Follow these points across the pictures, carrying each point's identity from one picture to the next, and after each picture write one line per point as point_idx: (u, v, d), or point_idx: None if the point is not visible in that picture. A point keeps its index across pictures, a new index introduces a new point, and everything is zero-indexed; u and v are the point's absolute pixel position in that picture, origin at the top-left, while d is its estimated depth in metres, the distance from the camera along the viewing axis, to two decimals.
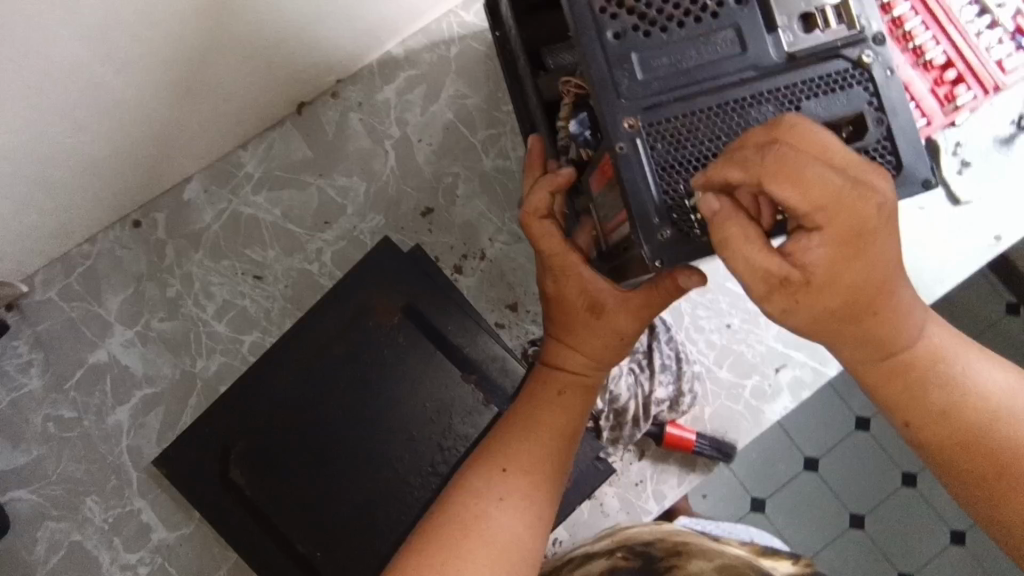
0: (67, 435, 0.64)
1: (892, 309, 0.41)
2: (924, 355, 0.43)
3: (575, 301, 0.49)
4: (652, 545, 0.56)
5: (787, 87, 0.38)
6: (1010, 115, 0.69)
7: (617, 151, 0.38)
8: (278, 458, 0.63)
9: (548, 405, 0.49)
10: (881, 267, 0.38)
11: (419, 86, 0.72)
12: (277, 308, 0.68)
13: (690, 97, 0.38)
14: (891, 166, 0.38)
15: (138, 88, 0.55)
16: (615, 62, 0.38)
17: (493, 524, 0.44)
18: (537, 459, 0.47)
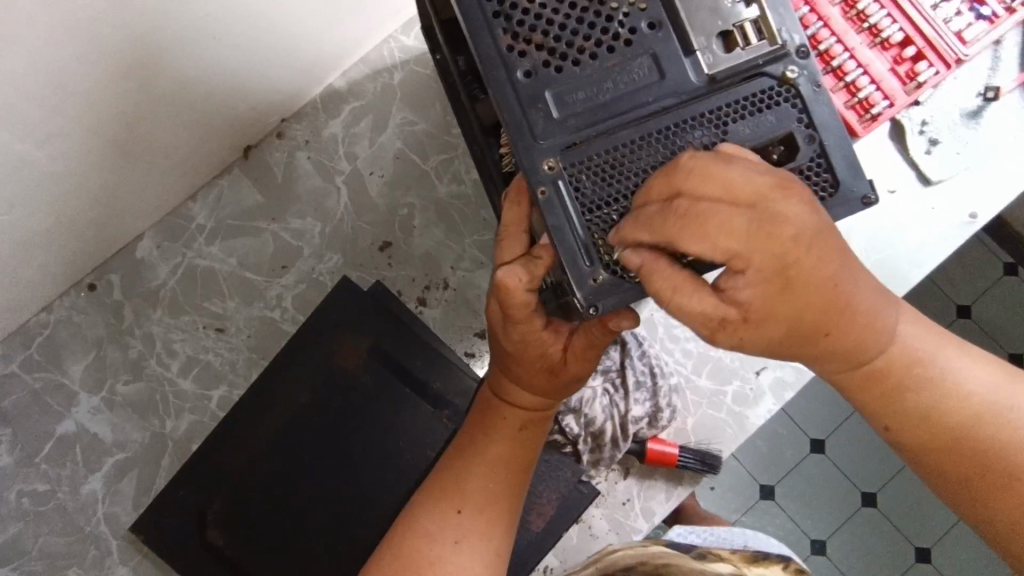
0: (42, 509, 0.64)
1: (854, 317, 0.37)
2: (900, 358, 0.39)
3: (535, 358, 0.44)
4: (632, 570, 0.52)
5: (712, 111, 0.37)
6: (975, 87, 0.66)
7: (539, 195, 0.36)
8: (254, 516, 0.61)
9: (505, 445, 0.45)
10: (820, 283, 0.36)
11: (366, 117, 0.70)
12: (243, 359, 0.67)
13: (611, 131, 0.37)
14: (827, 182, 0.37)
15: (68, 159, 0.54)
16: (528, 101, 0.36)
17: (449, 569, 0.42)
18: (492, 497, 0.44)
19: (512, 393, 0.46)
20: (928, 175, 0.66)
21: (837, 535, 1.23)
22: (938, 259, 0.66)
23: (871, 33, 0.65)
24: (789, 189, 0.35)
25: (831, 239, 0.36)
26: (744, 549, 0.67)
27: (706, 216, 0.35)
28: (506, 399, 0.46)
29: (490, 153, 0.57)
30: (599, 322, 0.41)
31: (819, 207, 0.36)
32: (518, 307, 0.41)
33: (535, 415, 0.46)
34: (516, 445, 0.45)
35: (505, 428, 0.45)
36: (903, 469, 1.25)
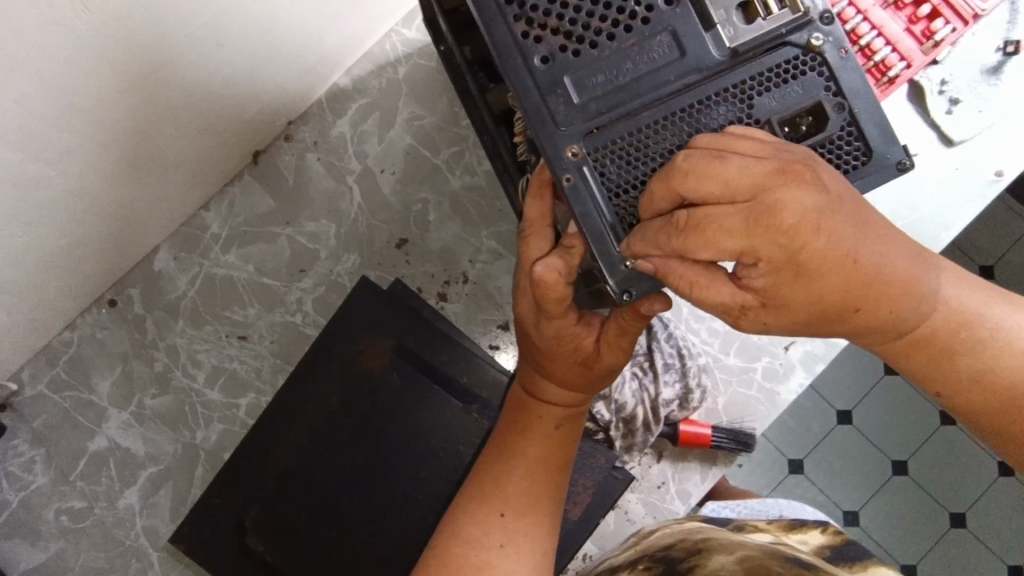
0: (82, 526, 0.64)
1: (897, 291, 0.34)
2: (942, 321, 0.37)
3: (569, 351, 0.43)
4: (671, 548, 0.52)
5: (736, 86, 0.36)
6: (994, 43, 0.65)
7: (564, 183, 0.36)
8: (290, 520, 0.61)
9: (545, 443, 0.44)
10: (850, 266, 0.33)
11: (372, 115, 0.70)
12: (268, 365, 0.67)
13: (634, 113, 0.36)
14: (859, 152, 0.36)
15: (81, 177, 0.53)
16: (547, 88, 0.35)
17: (496, 574, 0.39)
18: (534, 498, 0.42)
19: (545, 389, 0.45)
20: (951, 136, 0.65)
21: (869, 504, 1.22)
22: (965, 222, 0.65)
23: None
24: (793, 173, 0.32)
25: (856, 212, 0.34)
26: (780, 518, 0.67)
27: (706, 218, 0.33)
28: (538, 398, 0.45)
29: (503, 144, 0.56)
30: (631, 309, 0.39)
31: (828, 184, 0.33)
32: (553, 303, 0.40)
33: (570, 411, 0.44)
34: (552, 444, 0.44)
35: (540, 427, 0.44)
36: (933, 434, 1.24)
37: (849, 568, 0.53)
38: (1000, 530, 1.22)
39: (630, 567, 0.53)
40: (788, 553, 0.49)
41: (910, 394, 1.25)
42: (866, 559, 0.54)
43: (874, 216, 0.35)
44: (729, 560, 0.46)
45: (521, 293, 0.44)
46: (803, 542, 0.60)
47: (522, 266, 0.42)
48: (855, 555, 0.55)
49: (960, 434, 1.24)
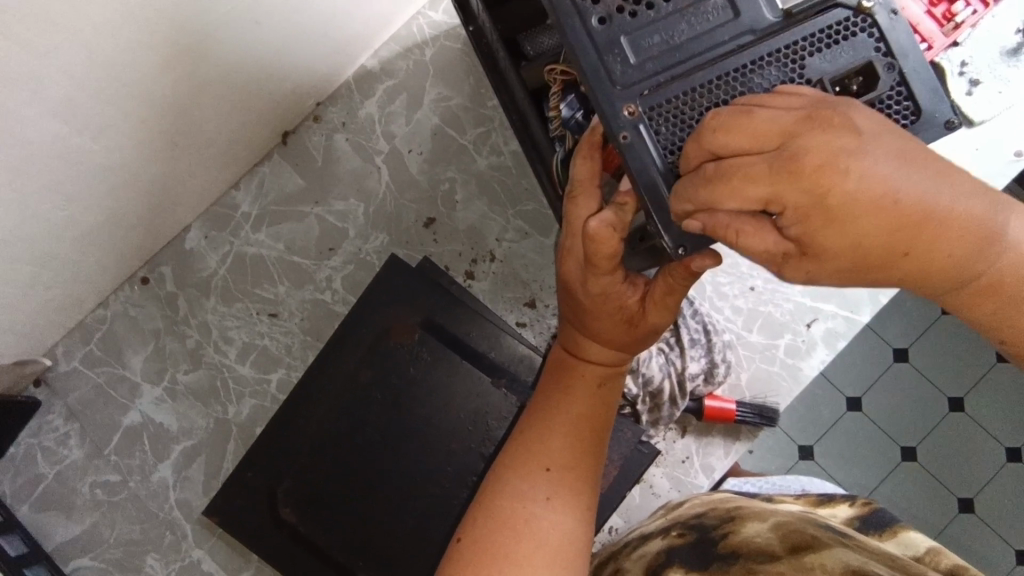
0: (116, 498, 0.65)
1: (949, 231, 0.34)
2: (1010, 265, 0.35)
3: (613, 310, 0.44)
4: (704, 516, 0.54)
5: (787, 47, 0.37)
6: (1015, 23, 0.66)
7: (621, 140, 0.37)
8: (323, 493, 0.62)
9: (587, 399, 0.45)
10: (890, 207, 0.33)
11: (400, 95, 0.71)
12: (298, 342, 0.68)
13: (688, 74, 0.37)
14: (909, 110, 0.37)
15: (122, 150, 0.54)
16: (604, 48, 0.37)
17: (545, 525, 0.40)
18: (578, 452, 0.43)
19: (586, 348, 0.46)
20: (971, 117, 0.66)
21: (879, 489, 1.24)
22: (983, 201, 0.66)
23: None
24: (820, 118, 0.33)
25: (901, 154, 0.33)
26: (804, 494, 0.69)
27: (734, 168, 0.34)
28: (579, 356, 0.47)
29: (536, 118, 0.58)
30: (680, 265, 0.40)
31: (858, 126, 0.33)
32: (603, 259, 0.41)
33: (611, 369, 0.46)
34: (594, 400, 0.45)
35: (583, 384, 0.45)
36: (943, 421, 1.26)
37: (880, 536, 0.56)
38: (1009, 515, 1.24)
39: (663, 533, 0.55)
40: (818, 521, 0.51)
41: (918, 381, 1.26)
42: (896, 526, 0.57)
43: (925, 153, 0.34)
44: (763, 528, 0.48)
45: (565, 253, 0.45)
46: (831, 514, 0.63)
47: (570, 226, 0.43)
48: (883, 522, 0.59)
49: (967, 420, 1.26)
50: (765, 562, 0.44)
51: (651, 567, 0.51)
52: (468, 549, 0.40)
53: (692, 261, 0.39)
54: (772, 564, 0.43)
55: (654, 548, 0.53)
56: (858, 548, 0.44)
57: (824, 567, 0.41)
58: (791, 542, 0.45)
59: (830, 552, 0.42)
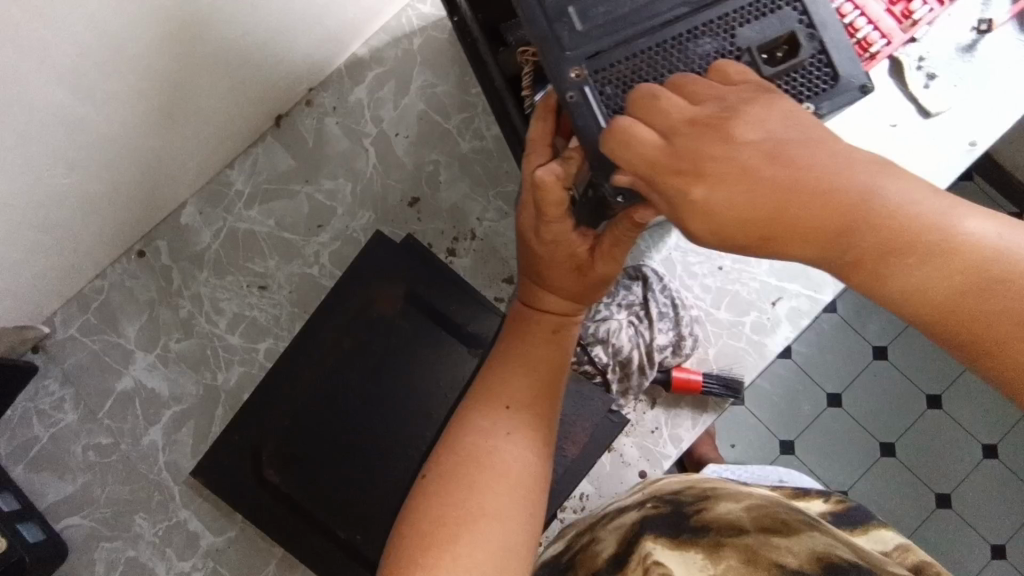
0: (108, 460, 0.68)
1: (807, 213, 0.34)
2: (888, 244, 0.33)
3: (564, 259, 0.49)
4: (680, 493, 0.56)
5: (719, 18, 0.41)
6: (968, 23, 0.71)
7: (567, 99, 0.40)
8: (305, 453, 0.66)
9: (542, 344, 0.50)
10: (744, 202, 0.35)
11: (388, 82, 0.74)
12: (286, 313, 0.71)
13: (629, 40, 0.40)
14: (829, 77, 0.41)
15: (124, 122, 0.58)
16: (554, 17, 0.40)
17: (505, 455, 0.45)
18: (534, 391, 0.48)
19: (543, 299, 0.51)
20: (929, 109, 0.70)
21: (858, 484, 1.27)
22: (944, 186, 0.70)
23: None
24: (709, 117, 0.36)
25: (763, 157, 0.34)
26: (781, 484, 0.72)
27: (632, 144, 0.37)
28: (537, 307, 0.52)
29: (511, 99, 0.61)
30: (625, 217, 0.44)
31: (736, 131, 0.35)
32: (553, 206, 0.45)
33: (565, 318, 0.51)
34: (549, 345, 0.50)
35: (539, 331, 0.50)
36: (921, 417, 1.29)
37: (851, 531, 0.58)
38: (986, 510, 1.26)
39: (638, 506, 0.57)
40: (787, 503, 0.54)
41: (897, 377, 1.30)
42: (869, 525, 0.59)
43: (794, 151, 0.34)
44: (736, 506, 0.52)
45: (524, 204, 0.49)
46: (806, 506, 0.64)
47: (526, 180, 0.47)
48: (855, 519, 0.60)
49: (945, 417, 1.29)
50: (735, 536, 0.49)
51: (626, 537, 0.53)
52: (434, 479, 0.44)
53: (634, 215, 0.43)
54: (740, 537, 0.48)
55: (628, 519, 0.56)
56: (824, 530, 0.49)
57: (790, 551, 0.46)
58: (762, 519, 0.49)
59: (798, 537, 0.47)
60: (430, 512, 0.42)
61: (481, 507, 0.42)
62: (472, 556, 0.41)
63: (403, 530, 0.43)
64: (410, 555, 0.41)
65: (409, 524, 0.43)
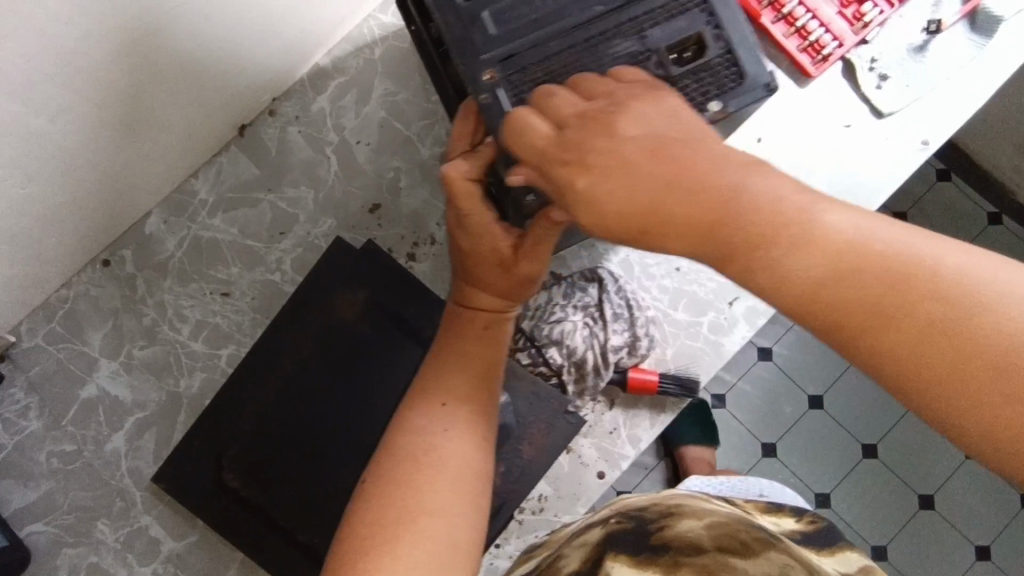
0: (71, 467, 0.68)
1: (685, 204, 0.37)
2: (758, 232, 0.35)
3: (490, 253, 0.53)
4: (646, 509, 0.55)
5: (632, 20, 0.46)
6: (918, 24, 0.71)
7: (482, 101, 0.45)
8: (263, 458, 0.66)
9: (476, 339, 0.53)
10: (628, 199, 0.38)
11: (350, 91, 0.75)
12: (248, 320, 0.72)
13: (545, 42, 0.46)
14: (735, 74, 0.47)
15: (80, 133, 0.59)
16: (469, 22, 0.45)
17: (444, 452, 0.46)
18: (470, 388, 0.50)
19: (475, 297, 0.55)
20: (881, 108, 0.71)
21: (840, 486, 1.26)
22: (898, 185, 0.71)
23: None
24: (595, 113, 0.41)
25: (645, 152, 0.38)
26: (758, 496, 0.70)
27: (525, 137, 0.42)
28: (470, 305, 0.55)
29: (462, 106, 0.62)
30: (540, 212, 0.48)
31: (619, 127, 0.39)
32: (467, 199, 0.50)
33: (497, 314, 0.54)
34: (481, 340, 0.53)
35: (471, 328, 0.53)
36: (904, 419, 1.28)
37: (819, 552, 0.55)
38: (970, 512, 1.25)
39: (603, 522, 0.56)
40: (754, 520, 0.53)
41: None
42: (838, 547, 0.56)
43: (677, 149, 0.38)
44: (697, 522, 0.51)
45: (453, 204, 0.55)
46: (776, 522, 0.60)
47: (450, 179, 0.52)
48: (825, 540, 0.58)
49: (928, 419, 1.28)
50: (694, 556, 0.48)
51: (591, 560, 0.53)
52: (374, 483, 0.45)
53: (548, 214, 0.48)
54: (699, 557, 0.48)
55: (592, 537, 0.55)
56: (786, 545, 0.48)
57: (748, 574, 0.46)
58: (722, 537, 0.49)
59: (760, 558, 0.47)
60: (372, 517, 0.43)
61: (422, 505, 0.43)
62: (415, 553, 0.41)
63: (343, 534, 0.43)
64: (351, 559, 0.41)
65: (352, 531, 0.43)
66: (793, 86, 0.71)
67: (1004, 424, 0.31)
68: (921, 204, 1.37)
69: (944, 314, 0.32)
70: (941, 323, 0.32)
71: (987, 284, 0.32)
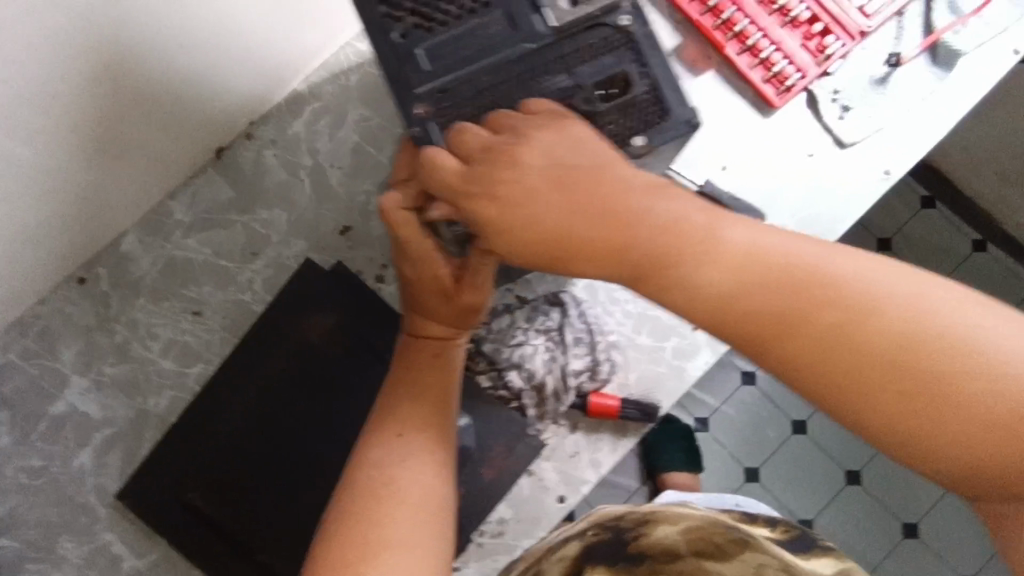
0: (36, 483, 0.69)
1: (593, 227, 0.43)
2: (665, 250, 0.42)
3: (431, 282, 0.53)
4: (621, 519, 0.58)
5: (561, 57, 0.48)
6: (881, 57, 0.72)
7: (415, 135, 0.47)
8: (226, 477, 0.67)
9: (426, 368, 0.54)
10: (540, 223, 0.43)
11: (325, 116, 0.77)
12: (217, 339, 0.73)
13: (476, 77, 0.47)
14: (661, 110, 0.49)
15: (54, 156, 0.60)
16: (404, 59, 0.46)
17: (403, 483, 0.47)
18: (426, 416, 0.52)
19: (423, 328, 0.55)
20: (844, 138, 0.71)
21: (823, 513, 1.25)
22: (860, 215, 0.72)
23: (781, 13, 0.71)
24: (499, 146, 0.44)
25: (549, 182, 0.43)
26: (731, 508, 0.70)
27: (437, 168, 0.45)
28: (419, 334, 0.56)
29: None
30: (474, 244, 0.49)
31: (522, 158, 0.44)
32: (405, 229, 0.51)
33: (445, 342, 0.55)
34: (431, 368, 0.54)
35: (421, 357, 0.55)
36: None
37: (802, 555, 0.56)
38: (954, 541, 1.24)
39: (580, 532, 0.58)
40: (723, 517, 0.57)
41: None
42: (825, 552, 0.57)
43: (578, 174, 0.44)
44: (672, 529, 0.55)
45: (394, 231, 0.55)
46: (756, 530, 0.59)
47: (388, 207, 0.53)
48: (807, 546, 0.58)
49: None
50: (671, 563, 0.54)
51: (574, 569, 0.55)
52: (336, 520, 0.46)
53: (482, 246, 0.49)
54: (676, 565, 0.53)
55: (571, 550, 0.56)
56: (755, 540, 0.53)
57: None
58: (696, 542, 0.54)
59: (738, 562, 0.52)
60: (335, 554, 0.44)
61: (384, 538, 0.45)
62: None
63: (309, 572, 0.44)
64: None
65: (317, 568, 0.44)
66: (758, 116, 0.72)
67: (882, 405, 0.39)
68: (905, 229, 1.37)
69: (834, 315, 0.40)
70: (834, 324, 0.40)
71: (870, 296, 0.40)
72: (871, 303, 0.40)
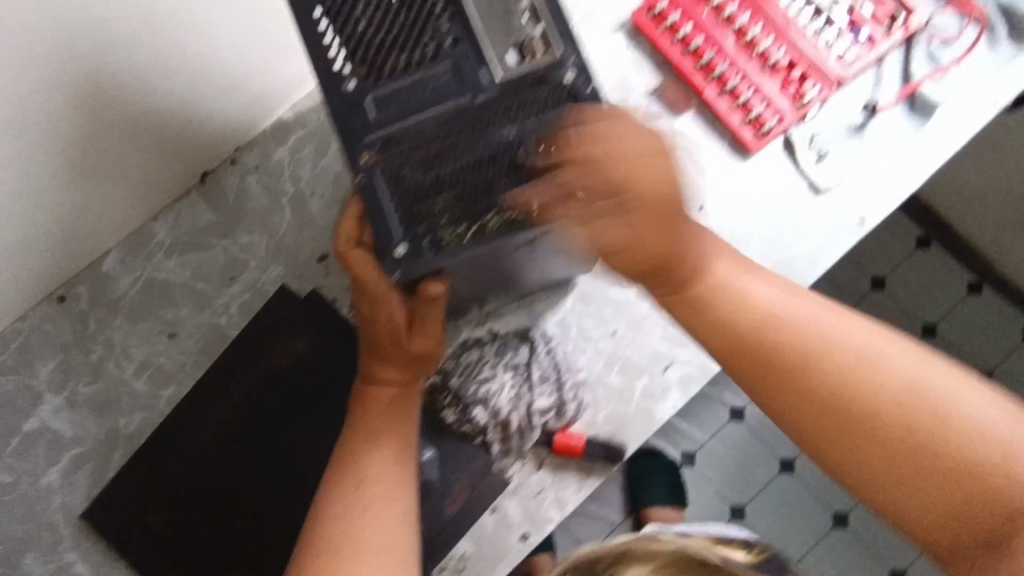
0: (4, 499, 0.69)
1: (645, 243, 0.50)
2: (697, 280, 0.53)
3: (385, 323, 0.55)
4: (595, 560, 0.49)
5: (510, 109, 0.48)
6: (859, 102, 0.73)
7: (358, 182, 0.46)
8: (191, 503, 0.69)
9: (384, 414, 0.56)
10: (620, 235, 0.50)
11: (309, 144, 0.78)
12: (191, 361, 0.74)
13: (420, 128, 0.47)
14: (603, 168, 0.48)
15: (32, 178, 0.62)
16: (352, 107, 0.46)
17: (364, 536, 0.50)
18: (387, 464, 0.54)
19: (378, 373, 0.57)
20: (818, 184, 0.72)
21: (809, 556, 1.23)
22: (835, 260, 0.71)
23: (762, 58, 0.71)
24: (587, 149, 0.48)
25: (608, 198, 0.50)
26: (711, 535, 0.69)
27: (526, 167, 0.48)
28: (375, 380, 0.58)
29: None
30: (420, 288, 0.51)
31: (613, 170, 0.49)
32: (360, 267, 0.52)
33: (401, 386, 0.58)
34: (389, 412, 0.56)
35: (379, 402, 0.57)
36: None
37: None
38: None
39: None
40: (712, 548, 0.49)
41: None
42: None
43: (628, 191, 0.49)
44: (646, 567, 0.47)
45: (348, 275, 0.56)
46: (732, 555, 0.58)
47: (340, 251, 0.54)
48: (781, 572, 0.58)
49: None
50: None
51: None
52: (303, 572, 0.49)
53: (429, 291, 0.50)
54: None
55: None
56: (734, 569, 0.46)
57: None
58: None
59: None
60: None
61: None
62: None
63: None
64: None
65: None
66: (735, 159, 0.73)
67: (822, 430, 0.51)
68: (899, 269, 1.35)
69: (801, 347, 0.51)
70: (809, 353, 0.51)
71: (823, 342, 0.51)
72: (888, 366, 0.50)
